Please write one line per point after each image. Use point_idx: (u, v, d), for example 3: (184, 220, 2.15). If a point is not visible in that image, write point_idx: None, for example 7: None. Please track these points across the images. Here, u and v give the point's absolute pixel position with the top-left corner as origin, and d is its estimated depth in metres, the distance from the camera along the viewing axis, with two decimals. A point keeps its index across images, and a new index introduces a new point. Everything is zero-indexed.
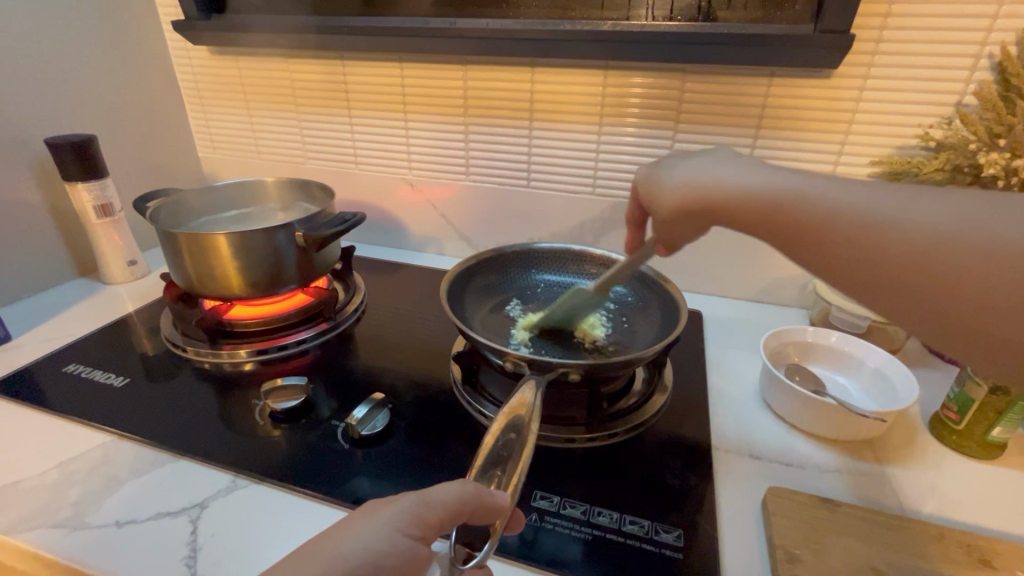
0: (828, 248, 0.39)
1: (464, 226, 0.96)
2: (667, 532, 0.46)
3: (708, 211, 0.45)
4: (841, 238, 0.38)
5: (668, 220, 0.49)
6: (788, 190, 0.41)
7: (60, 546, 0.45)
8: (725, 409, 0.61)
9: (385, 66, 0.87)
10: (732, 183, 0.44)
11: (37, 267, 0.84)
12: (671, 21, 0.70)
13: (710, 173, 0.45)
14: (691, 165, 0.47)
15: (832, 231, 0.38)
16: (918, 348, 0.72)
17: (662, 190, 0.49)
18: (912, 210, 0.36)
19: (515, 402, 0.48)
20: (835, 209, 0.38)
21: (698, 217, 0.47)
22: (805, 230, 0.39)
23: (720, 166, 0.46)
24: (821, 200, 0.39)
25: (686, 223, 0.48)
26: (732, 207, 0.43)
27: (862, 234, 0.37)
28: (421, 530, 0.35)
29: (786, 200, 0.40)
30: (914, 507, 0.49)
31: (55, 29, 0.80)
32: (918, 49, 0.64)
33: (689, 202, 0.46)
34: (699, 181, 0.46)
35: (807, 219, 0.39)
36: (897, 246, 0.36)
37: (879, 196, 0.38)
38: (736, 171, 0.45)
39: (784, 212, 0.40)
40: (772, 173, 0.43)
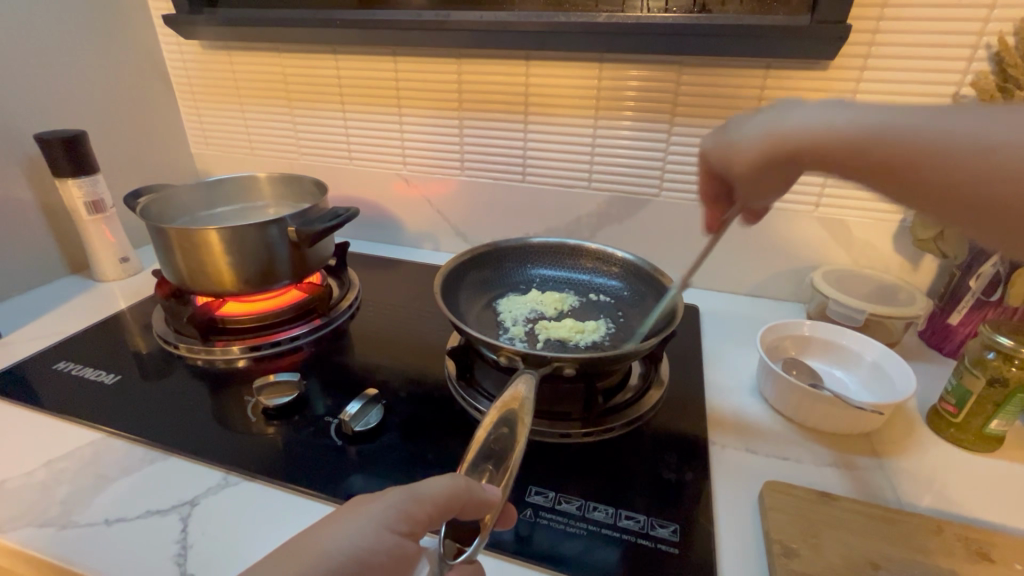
0: (960, 197, 0.33)
1: (460, 221, 0.96)
2: (663, 527, 0.45)
3: (790, 158, 0.41)
4: (978, 179, 0.32)
5: (749, 177, 0.44)
6: (896, 127, 0.35)
7: (48, 545, 0.44)
8: (722, 403, 0.60)
9: (378, 60, 0.86)
10: (822, 127, 0.38)
11: (27, 264, 0.83)
12: (667, 13, 0.70)
13: (802, 119, 0.40)
14: (773, 114, 0.42)
15: (956, 176, 0.33)
16: (915, 342, 0.71)
17: (740, 144, 0.44)
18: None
19: (507, 395, 0.47)
20: (959, 147, 0.32)
21: (785, 168, 0.42)
22: (923, 176, 0.34)
23: (812, 109, 0.40)
24: (945, 139, 0.33)
25: (773, 178, 0.44)
26: (826, 158, 0.38)
27: (1000, 167, 0.31)
28: (410, 526, 0.34)
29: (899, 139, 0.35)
30: (913, 501, 0.48)
31: (43, 23, 0.79)
32: (915, 40, 0.63)
33: (769, 155, 0.42)
34: (783, 129, 0.41)
35: (923, 160, 0.34)
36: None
37: (1004, 118, 0.32)
38: (822, 111, 0.39)
39: (895, 156, 0.35)
40: (871, 109, 0.37)
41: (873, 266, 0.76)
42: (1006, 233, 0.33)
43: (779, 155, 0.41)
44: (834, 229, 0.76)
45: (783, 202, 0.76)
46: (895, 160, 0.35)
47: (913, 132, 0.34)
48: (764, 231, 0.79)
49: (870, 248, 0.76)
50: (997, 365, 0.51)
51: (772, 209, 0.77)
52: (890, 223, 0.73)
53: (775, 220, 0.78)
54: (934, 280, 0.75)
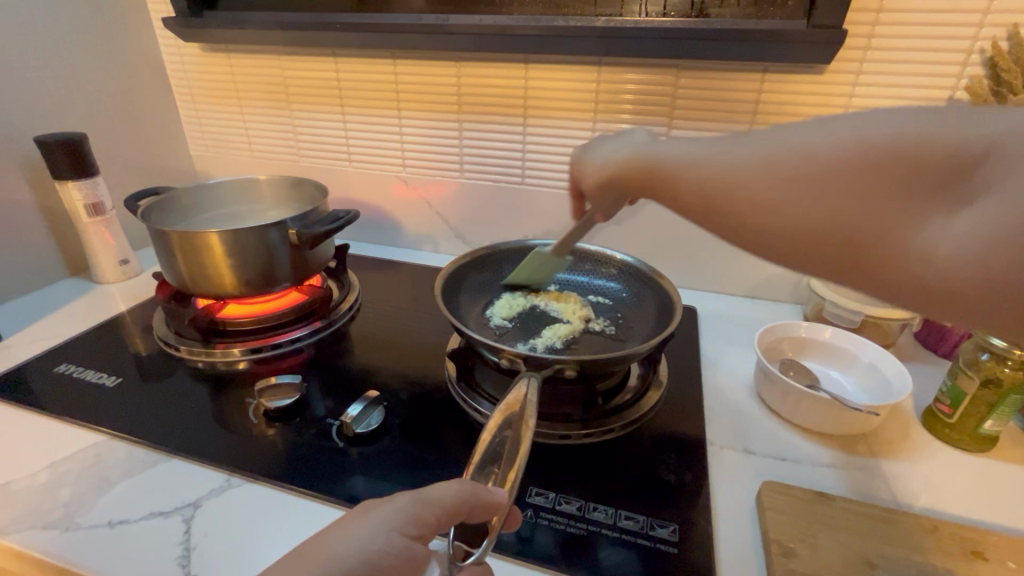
0: (724, 218, 0.34)
1: (459, 223, 0.96)
2: (663, 527, 0.46)
3: (616, 185, 0.43)
4: (720, 191, 0.33)
5: (595, 197, 0.46)
6: (669, 155, 0.37)
7: (51, 546, 0.44)
8: (720, 404, 0.61)
9: (378, 63, 0.86)
10: (618, 156, 0.42)
11: (27, 267, 0.83)
12: (665, 17, 0.70)
13: (612, 152, 0.44)
14: (602, 149, 0.46)
15: (705, 187, 0.34)
16: (911, 343, 0.72)
17: (586, 170, 0.47)
18: (796, 138, 0.31)
19: (511, 398, 0.48)
20: (711, 163, 0.34)
21: (611, 197, 0.45)
22: (689, 193, 0.35)
23: (633, 142, 0.43)
24: (701, 160, 0.35)
25: (609, 197, 0.45)
26: (629, 181, 0.41)
27: (743, 178, 0.32)
28: (419, 528, 0.35)
29: (671, 167, 0.37)
30: (908, 501, 0.49)
31: (44, 27, 0.79)
32: (910, 45, 0.64)
33: (598, 182, 0.45)
34: (599, 160, 0.44)
35: (690, 184, 0.35)
36: (789, 178, 0.30)
37: (756, 136, 0.33)
38: (624, 146, 0.43)
39: (676, 174, 0.36)
40: (666, 138, 0.39)
41: None
42: (770, 242, 0.32)
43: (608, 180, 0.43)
44: None
45: None
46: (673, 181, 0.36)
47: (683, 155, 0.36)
48: None
49: None
50: (991, 366, 0.51)
51: None
52: None
53: None
54: None
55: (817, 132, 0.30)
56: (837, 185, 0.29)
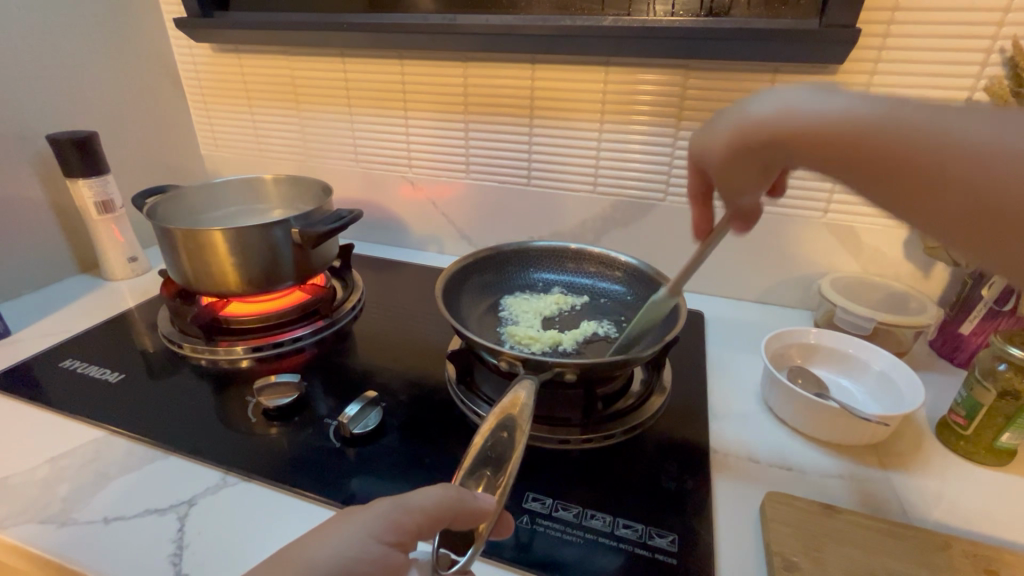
0: (947, 203, 0.32)
1: (465, 225, 0.96)
2: (662, 536, 0.45)
3: (760, 149, 0.40)
4: (905, 149, 0.32)
5: (723, 174, 0.43)
6: (859, 115, 0.34)
7: (47, 541, 0.44)
8: (726, 411, 0.59)
9: (385, 63, 0.86)
10: (793, 114, 0.37)
11: (38, 263, 0.84)
12: (673, 16, 0.69)
13: (778, 106, 0.38)
14: (732, 110, 0.41)
15: (963, 174, 0.31)
16: (926, 352, 0.70)
17: (713, 133, 0.43)
18: (975, 127, 0.31)
19: (507, 401, 0.47)
20: (883, 133, 0.33)
21: (753, 160, 0.41)
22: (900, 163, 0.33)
23: (787, 97, 0.38)
24: (914, 133, 0.32)
25: (747, 170, 0.42)
26: (771, 142, 0.39)
27: (949, 159, 0.31)
28: (399, 535, 0.34)
29: (844, 118, 0.34)
30: (920, 515, 0.47)
31: (57, 26, 0.80)
32: (926, 44, 0.62)
33: (744, 147, 0.40)
34: (754, 116, 0.39)
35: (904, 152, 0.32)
36: (967, 156, 0.30)
37: (963, 114, 0.31)
38: (806, 94, 0.37)
39: (876, 145, 0.33)
40: (828, 92, 0.36)
41: (883, 274, 0.75)
42: (979, 236, 0.31)
43: (739, 147, 0.41)
44: (843, 235, 0.74)
45: (790, 208, 0.75)
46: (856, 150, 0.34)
47: (846, 123, 0.34)
48: (770, 237, 0.78)
49: (881, 255, 0.74)
50: (1009, 377, 0.49)
51: (779, 215, 0.76)
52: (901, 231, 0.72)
53: (783, 226, 0.77)
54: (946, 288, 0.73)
55: (992, 121, 0.30)
56: None
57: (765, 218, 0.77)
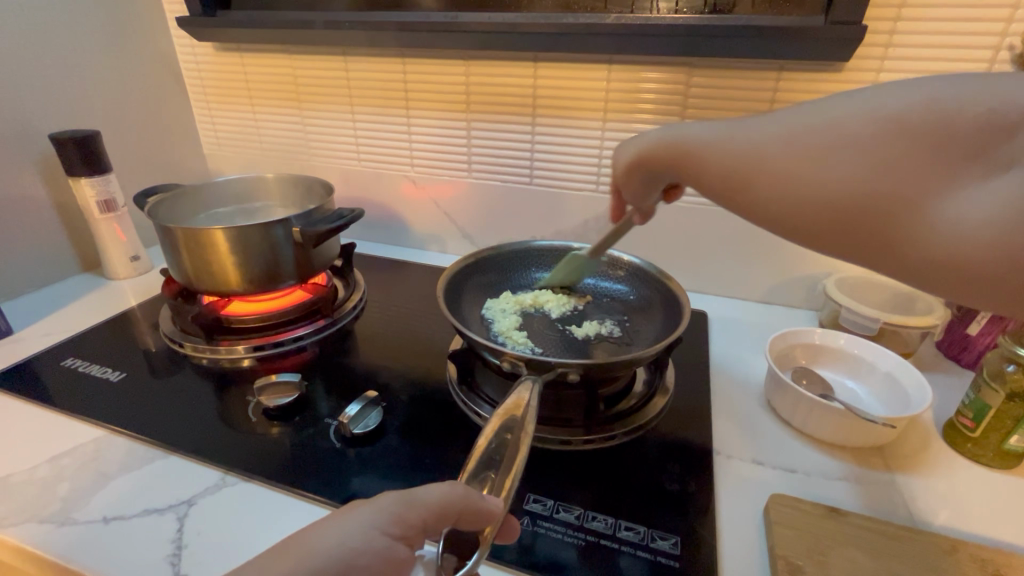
0: (772, 193, 0.34)
1: (467, 224, 0.95)
2: (664, 538, 0.44)
3: (649, 169, 0.44)
4: (729, 166, 0.36)
5: (626, 183, 0.47)
6: (693, 142, 0.39)
7: (46, 541, 0.44)
8: (729, 412, 0.59)
9: (387, 62, 0.86)
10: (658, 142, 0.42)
11: (41, 262, 0.84)
12: (677, 14, 0.68)
13: (654, 139, 0.42)
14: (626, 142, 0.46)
15: (768, 167, 0.34)
16: (932, 353, 0.69)
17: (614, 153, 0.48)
18: (764, 131, 0.35)
19: (511, 402, 0.47)
20: (766, 153, 0.34)
21: (640, 177, 0.45)
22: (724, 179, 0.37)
23: (694, 134, 0.40)
24: (732, 144, 0.36)
25: (642, 185, 0.46)
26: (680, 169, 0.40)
27: (757, 169, 0.34)
28: (402, 529, 0.34)
29: (709, 148, 0.37)
30: (925, 518, 0.46)
31: (59, 25, 0.80)
32: (933, 42, 0.62)
33: (629, 169, 0.45)
34: (639, 147, 0.44)
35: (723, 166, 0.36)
36: (799, 163, 0.32)
37: (761, 122, 0.35)
38: (661, 129, 0.42)
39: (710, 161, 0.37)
40: (683, 127, 0.41)
41: None
42: (828, 229, 0.32)
43: (640, 168, 0.44)
44: None
45: None
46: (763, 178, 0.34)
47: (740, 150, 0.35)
48: (775, 237, 0.77)
49: None
50: (1017, 379, 0.49)
51: None
52: None
53: None
54: None
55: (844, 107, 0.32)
56: (861, 181, 0.30)
57: None
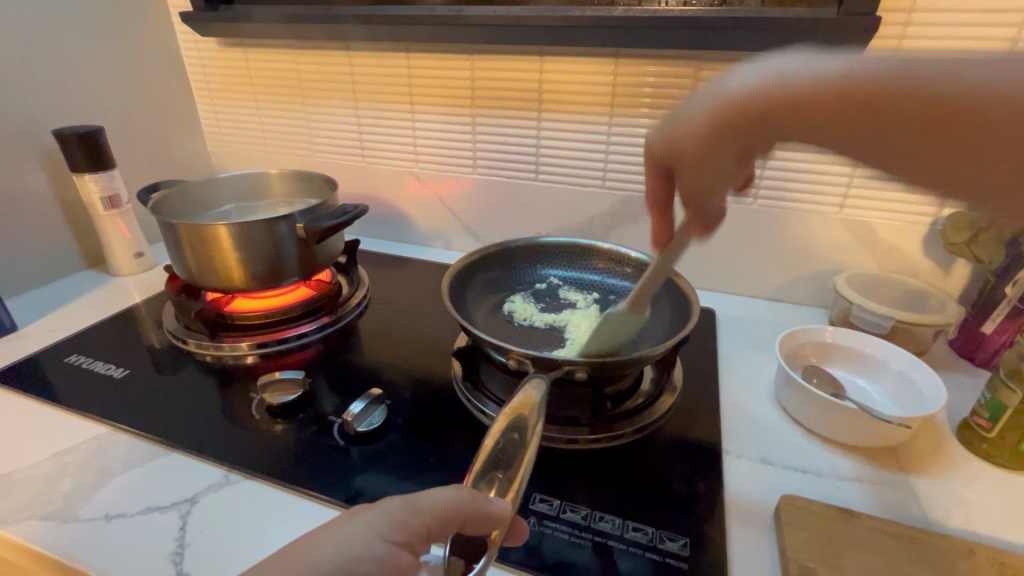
0: (944, 146, 0.32)
1: (472, 220, 0.95)
2: (673, 540, 0.43)
3: (750, 123, 0.38)
4: (887, 104, 0.32)
5: (702, 159, 0.41)
6: (843, 79, 0.33)
7: (48, 538, 0.44)
8: (738, 411, 0.58)
9: (391, 56, 0.85)
10: (781, 86, 0.36)
11: (45, 259, 0.84)
12: (686, 6, 0.67)
13: (772, 75, 0.36)
14: (714, 84, 0.39)
15: (928, 112, 0.31)
16: (945, 351, 0.68)
17: (693, 112, 0.40)
18: (956, 67, 0.31)
19: (518, 399, 0.46)
20: (938, 81, 0.31)
21: (736, 139, 0.39)
22: (871, 111, 0.33)
23: (758, 65, 0.38)
24: (910, 77, 0.31)
25: (722, 160, 0.41)
26: (807, 116, 0.35)
27: (944, 109, 0.31)
28: (407, 536, 0.33)
29: (863, 92, 0.33)
30: (940, 519, 0.45)
31: (62, 20, 0.79)
32: (948, 34, 0.60)
33: (726, 123, 0.39)
34: (736, 95, 0.37)
35: (871, 99, 0.32)
36: (1005, 109, 0.30)
37: (952, 61, 0.31)
38: (787, 65, 0.36)
39: (866, 102, 0.33)
40: (816, 59, 0.35)
41: (901, 271, 0.73)
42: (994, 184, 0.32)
43: (745, 126, 0.38)
44: (859, 232, 0.73)
45: (805, 203, 0.73)
46: (793, 98, 0.35)
47: (792, 74, 0.35)
48: (784, 233, 0.76)
49: (899, 252, 0.72)
50: None
51: (793, 211, 0.74)
52: (920, 226, 0.70)
53: (797, 222, 0.75)
54: (966, 286, 0.71)
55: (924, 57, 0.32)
56: None
57: (779, 213, 0.75)
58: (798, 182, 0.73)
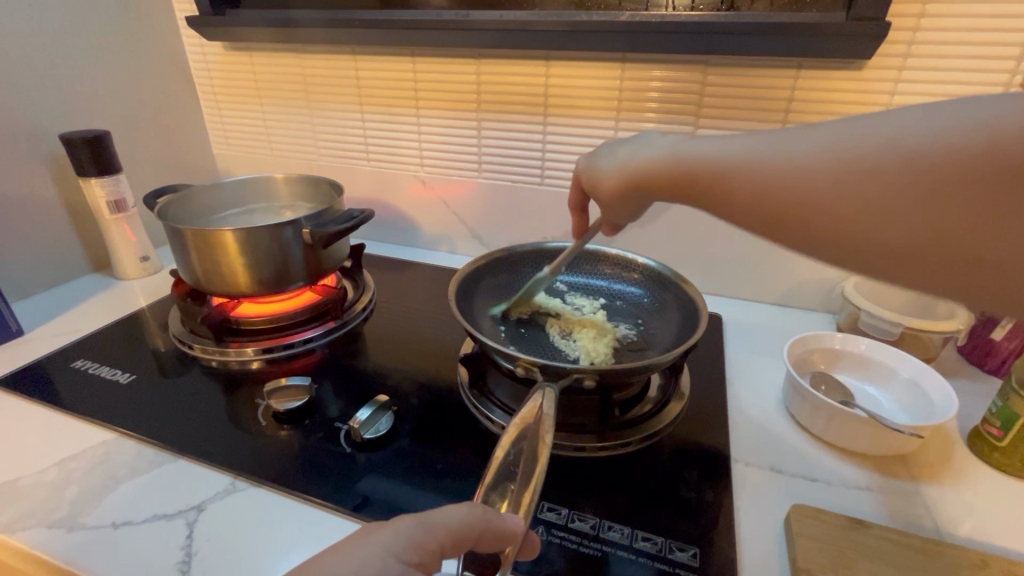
0: (794, 219, 0.35)
1: (477, 224, 0.94)
2: (682, 550, 0.43)
3: (644, 188, 0.46)
4: (729, 183, 0.39)
5: (612, 204, 0.50)
6: (697, 156, 0.41)
7: (55, 546, 0.44)
8: (746, 419, 0.58)
9: (397, 60, 0.85)
10: (660, 160, 0.44)
11: (51, 263, 0.84)
12: (693, 11, 0.67)
13: (646, 154, 0.45)
14: (624, 151, 0.49)
15: (775, 193, 0.36)
16: (954, 358, 0.68)
17: (602, 173, 0.50)
18: (783, 147, 0.36)
19: (526, 410, 0.46)
20: (773, 162, 0.36)
21: (638, 197, 0.48)
22: (722, 192, 0.39)
23: (708, 143, 0.41)
24: (740, 157, 0.38)
25: (634, 202, 0.49)
26: (678, 183, 0.43)
27: (765, 185, 0.36)
28: (421, 555, 0.33)
29: (717, 168, 0.39)
30: (950, 529, 0.45)
31: (69, 24, 0.79)
32: (958, 39, 0.60)
33: (626, 183, 0.47)
34: (629, 163, 0.47)
35: (718, 181, 0.39)
36: (815, 184, 0.34)
37: (776, 139, 0.37)
38: (663, 146, 0.45)
39: (707, 176, 0.40)
40: (692, 142, 0.43)
41: None
42: (857, 254, 0.34)
43: (636, 185, 0.47)
44: None
45: None
46: (755, 187, 0.37)
47: (750, 160, 0.37)
48: None
49: None
50: None
51: None
52: None
53: None
54: None
55: (880, 129, 0.32)
56: (884, 202, 0.31)
57: None
58: None
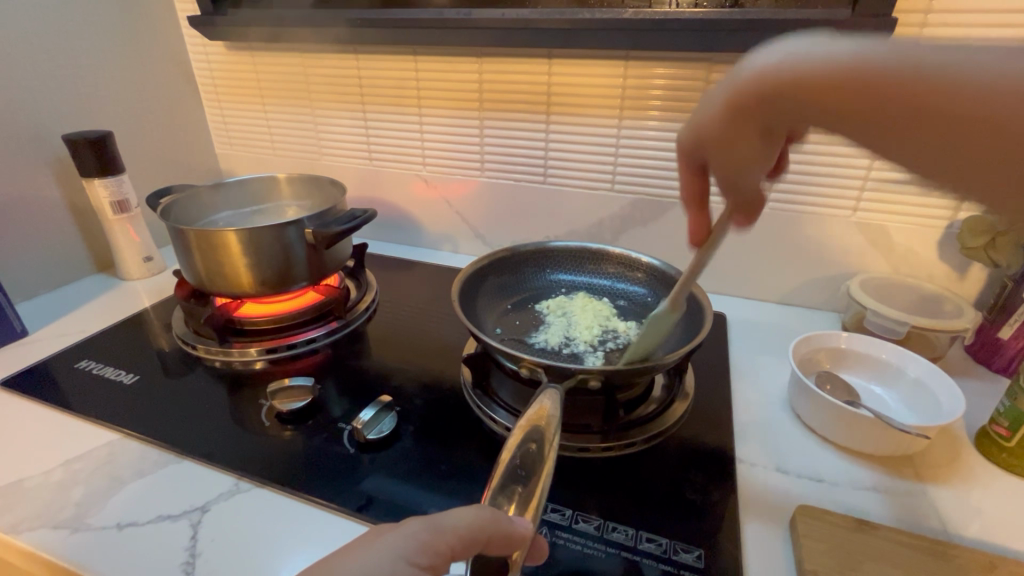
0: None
1: (479, 223, 0.94)
2: (687, 551, 0.43)
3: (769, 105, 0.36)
4: (917, 102, 0.29)
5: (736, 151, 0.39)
6: (890, 60, 0.30)
7: (60, 548, 0.44)
8: (750, 419, 0.57)
9: (399, 59, 0.85)
10: (811, 65, 0.33)
11: (55, 264, 0.85)
12: (697, 7, 0.67)
13: (799, 59, 0.33)
14: (770, 49, 0.35)
15: (1001, 128, 0.27)
16: (961, 356, 0.67)
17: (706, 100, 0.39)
18: (995, 70, 0.27)
19: (533, 411, 0.46)
20: (1008, 100, 0.27)
21: (761, 126, 0.37)
22: (913, 116, 0.30)
23: (816, 45, 0.33)
24: (949, 71, 0.28)
25: (749, 144, 0.38)
26: (833, 110, 0.33)
27: (960, 105, 0.28)
28: (430, 557, 0.33)
29: (920, 88, 0.29)
30: (959, 530, 0.45)
31: (70, 24, 0.79)
32: (964, 34, 0.59)
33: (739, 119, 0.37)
34: (765, 74, 0.35)
35: (908, 102, 0.30)
36: None
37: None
38: (818, 45, 0.33)
39: (890, 99, 0.30)
40: (881, 42, 0.31)
41: (915, 274, 0.72)
42: None
43: (756, 109, 0.36)
44: (873, 235, 0.72)
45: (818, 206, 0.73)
46: (871, 97, 0.31)
47: (871, 72, 0.30)
48: (796, 237, 0.75)
49: (912, 255, 0.71)
50: None
51: (804, 215, 0.74)
52: (935, 230, 0.69)
53: (809, 225, 0.74)
54: (982, 292, 0.70)
55: None
56: None
57: (791, 217, 0.75)
58: (811, 185, 0.72)
